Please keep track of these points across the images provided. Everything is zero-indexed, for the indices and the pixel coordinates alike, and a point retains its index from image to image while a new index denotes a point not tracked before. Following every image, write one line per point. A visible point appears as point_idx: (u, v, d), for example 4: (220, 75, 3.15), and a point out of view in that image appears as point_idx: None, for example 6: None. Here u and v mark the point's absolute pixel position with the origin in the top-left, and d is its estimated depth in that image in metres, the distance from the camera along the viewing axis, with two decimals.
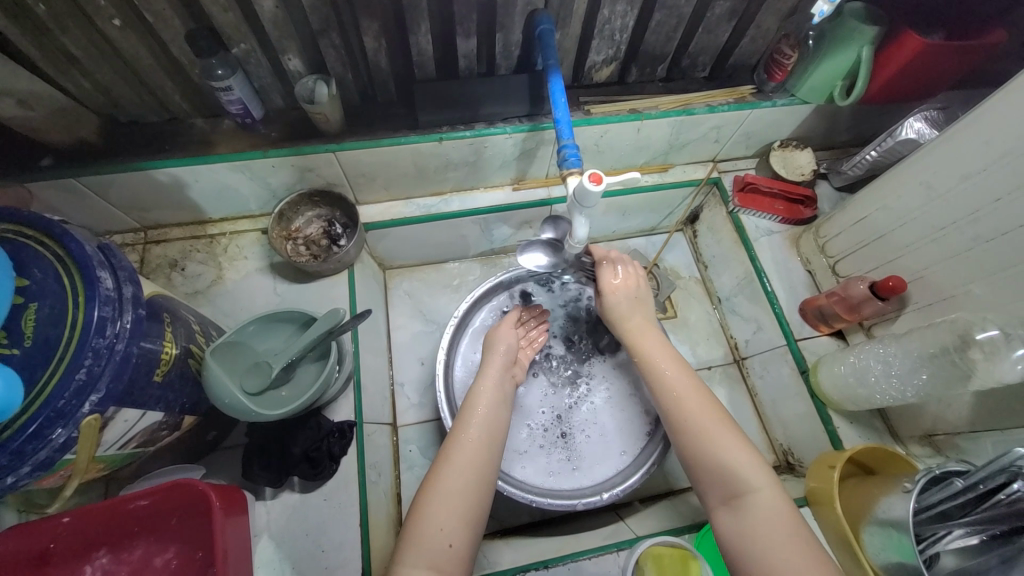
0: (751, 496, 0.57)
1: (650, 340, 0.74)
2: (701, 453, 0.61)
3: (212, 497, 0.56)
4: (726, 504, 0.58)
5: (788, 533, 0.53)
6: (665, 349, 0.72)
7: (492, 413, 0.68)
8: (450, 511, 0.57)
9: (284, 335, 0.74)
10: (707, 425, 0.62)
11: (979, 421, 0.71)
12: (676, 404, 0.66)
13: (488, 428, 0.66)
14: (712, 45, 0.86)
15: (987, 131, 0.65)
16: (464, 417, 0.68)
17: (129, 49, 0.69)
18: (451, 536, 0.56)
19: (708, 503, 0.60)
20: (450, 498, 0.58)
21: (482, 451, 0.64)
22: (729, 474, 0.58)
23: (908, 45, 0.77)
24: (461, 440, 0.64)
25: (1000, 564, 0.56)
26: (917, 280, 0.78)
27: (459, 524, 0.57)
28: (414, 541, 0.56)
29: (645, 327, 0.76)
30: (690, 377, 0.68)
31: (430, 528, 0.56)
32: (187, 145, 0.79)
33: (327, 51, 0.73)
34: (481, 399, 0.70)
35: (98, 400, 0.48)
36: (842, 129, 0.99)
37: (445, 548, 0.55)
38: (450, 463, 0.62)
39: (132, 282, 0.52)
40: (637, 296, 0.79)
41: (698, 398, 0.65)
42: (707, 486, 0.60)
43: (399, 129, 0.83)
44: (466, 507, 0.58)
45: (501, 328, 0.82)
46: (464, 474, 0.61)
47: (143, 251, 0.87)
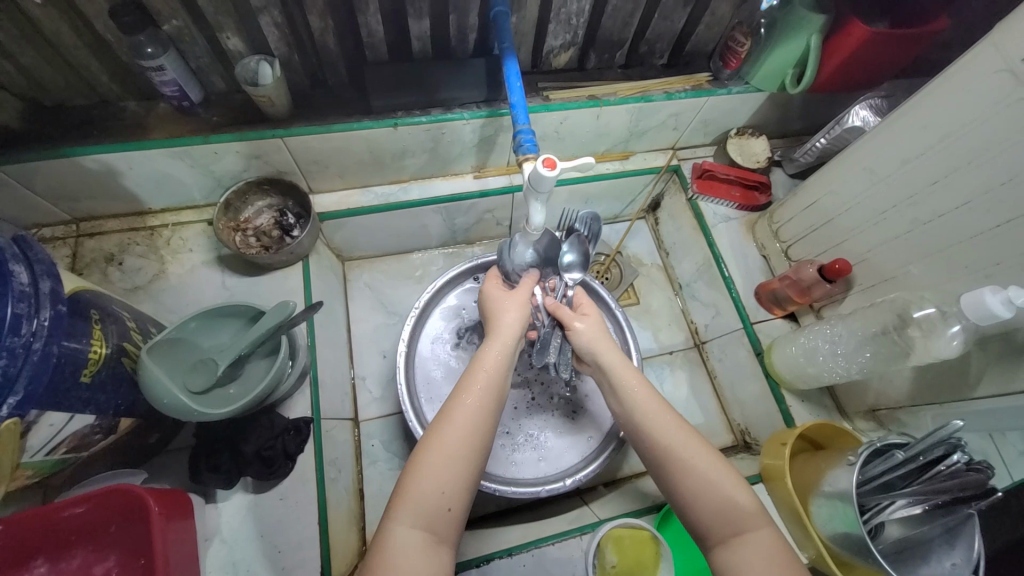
0: (754, 536, 0.54)
1: (624, 367, 0.68)
2: (698, 482, 0.57)
3: (150, 502, 0.53)
4: (722, 543, 0.55)
5: (788, 570, 0.51)
6: (633, 377, 0.67)
7: (497, 380, 0.62)
8: (448, 476, 0.54)
9: (232, 329, 0.70)
10: (683, 443, 0.60)
11: (917, 395, 0.75)
12: (661, 439, 0.60)
13: (495, 393, 0.60)
14: (668, 32, 0.87)
15: (924, 117, 0.67)
16: (464, 381, 0.61)
17: (48, 25, 0.63)
18: (451, 499, 0.53)
19: (703, 540, 0.56)
20: (451, 458, 0.54)
21: (489, 418, 0.59)
22: (727, 509, 0.55)
23: (854, 34, 0.79)
24: (467, 400, 0.59)
25: (944, 534, 0.62)
26: (862, 263, 0.82)
27: (461, 488, 0.54)
28: (410, 500, 0.52)
29: (622, 362, 0.68)
30: (671, 412, 0.63)
31: (429, 491, 0.52)
32: (120, 130, 0.74)
33: (269, 29, 0.70)
34: (488, 367, 0.63)
35: (17, 403, 0.44)
36: (794, 117, 1.02)
37: (442, 511, 0.52)
38: (450, 421, 0.57)
39: (50, 276, 0.48)
40: (599, 335, 0.72)
41: (662, 416, 0.62)
42: (704, 521, 0.56)
43: (351, 115, 0.80)
44: (468, 474, 0.55)
45: (490, 285, 0.77)
46: (467, 435, 0.56)
47: (75, 244, 0.81)
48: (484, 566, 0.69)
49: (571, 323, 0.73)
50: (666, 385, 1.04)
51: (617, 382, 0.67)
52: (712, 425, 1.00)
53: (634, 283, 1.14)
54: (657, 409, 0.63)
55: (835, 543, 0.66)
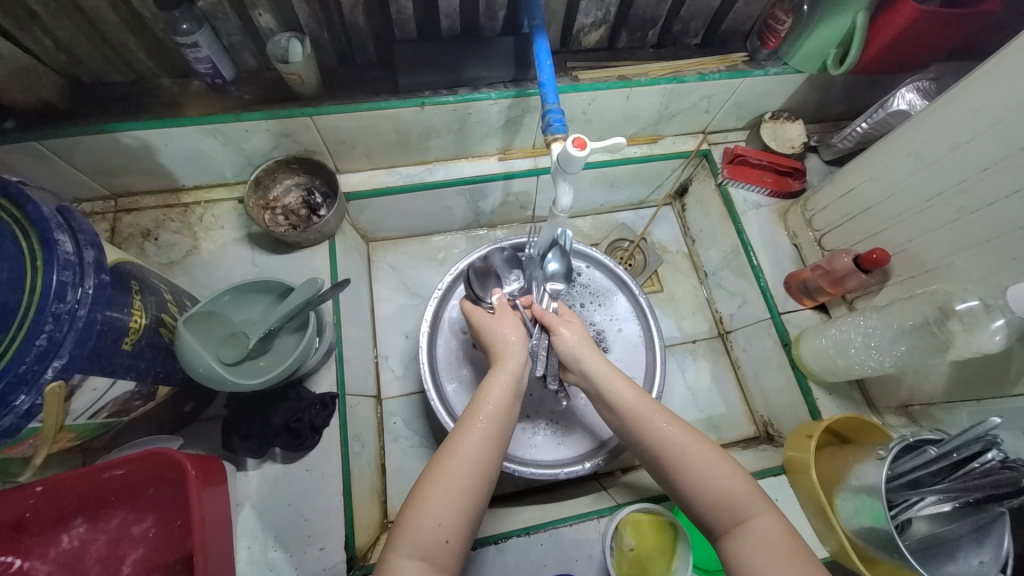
0: (755, 524, 0.53)
1: (610, 372, 0.66)
2: (695, 476, 0.56)
3: (187, 466, 0.55)
4: (726, 534, 0.54)
5: (794, 554, 0.51)
6: (621, 380, 0.65)
7: (502, 411, 0.61)
8: (448, 507, 0.53)
9: (262, 305, 0.72)
10: (674, 436, 0.59)
11: (954, 391, 0.73)
12: (655, 434, 0.60)
13: (497, 421, 0.60)
14: (704, 10, 0.84)
15: (978, 99, 0.63)
16: (468, 412, 0.61)
17: (88, 2, 0.65)
18: (448, 531, 0.52)
19: (710, 533, 0.56)
20: (449, 491, 0.54)
21: (492, 450, 0.58)
22: (730, 501, 0.55)
23: (903, 11, 0.74)
24: (471, 432, 0.58)
25: (972, 532, 0.59)
26: (901, 253, 0.79)
27: (459, 518, 0.53)
28: (409, 531, 0.52)
29: (606, 366, 0.67)
30: (658, 407, 0.62)
31: (427, 521, 0.52)
32: (155, 107, 0.75)
33: (299, 6, 0.69)
34: (494, 396, 0.62)
35: (62, 366, 0.46)
36: (834, 101, 0.97)
37: (440, 542, 0.52)
38: (454, 454, 0.57)
39: (93, 246, 0.50)
40: (584, 341, 0.70)
41: (653, 412, 0.61)
42: (709, 516, 0.56)
43: (379, 94, 0.80)
44: (467, 504, 0.54)
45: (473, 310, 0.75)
46: (469, 469, 0.56)
47: (114, 219, 0.84)
48: (502, 543, 0.70)
49: (557, 328, 0.71)
50: (688, 375, 1.03)
51: (602, 388, 0.65)
52: (734, 415, 0.99)
53: (658, 271, 1.12)
54: (644, 404, 0.62)
55: (860, 538, 0.65)
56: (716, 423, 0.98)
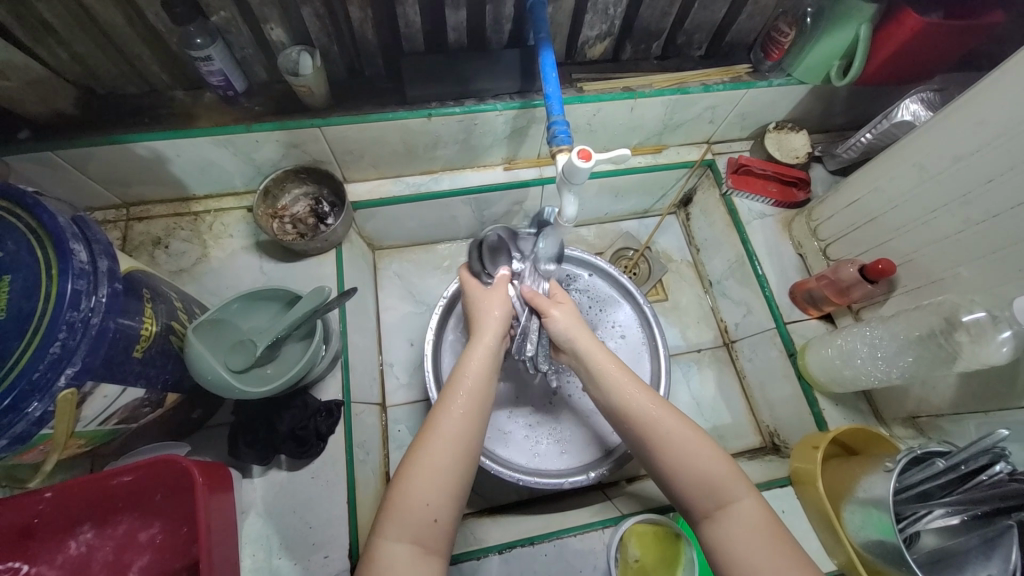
0: (736, 507, 0.54)
1: (597, 352, 0.66)
2: (676, 457, 0.56)
3: (194, 473, 0.56)
4: (707, 517, 0.55)
5: (774, 539, 0.51)
6: (610, 361, 0.65)
7: (481, 387, 0.62)
8: (433, 487, 0.54)
9: (269, 312, 0.73)
10: (656, 416, 0.59)
11: (962, 403, 0.72)
12: (637, 416, 0.60)
13: (476, 400, 0.61)
14: (708, 22, 0.85)
15: (982, 111, 0.64)
16: (447, 390, 0.62)
17: (106, 17, 0.66)
18: (436, 510, 0.54)
19: (690, 515, 0.56)
20: (438, 472, 0.55)
21: (473, 427, 0.59)
22: (712, 484, 0.55)
23: (907, 24, 0.75)
24: (451, 411, 0.59)
25: (980, 545, 0.58)
26: (907, 264, 0.78)
27: (447, 500, 0.55)
28: (397, 512, 0.53)
29: (593, 344, 0.67)
30: (643, 388, 0.62)
31: (414, 500, 0.53)
32: (168, 118, 0.77)
33: (310, 20, 0.71)
34: (471, 373, 0.63)
35: (74, 374, 0.47)
36: (838, 111, 0.98)
37: (429, 522, 0.53)
38: (435, 432, 0.58)
39: (107, 255, 0.51)
40: (575, 321, 0.70)
41: (636, 392, 0.62)
42: (690, 498, 0.56)
43: (386, 105, 0.81)
44: (453, 484, 0.55)
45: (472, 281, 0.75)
46: (452, 446, 0.57)
47: (125, 228, 0.85)
48: (506, 553, 0.70)
49: (547, 310, 0.71)
50: (693, 383, 1.03)
51: (589, 366, 0.66)
52: (739, 425, 0.99)
53: (663, 279, 1.13)
54: (629, 387, 0.62)
55: (869, 551, 0.64)
56: (721, 432, 0.98)
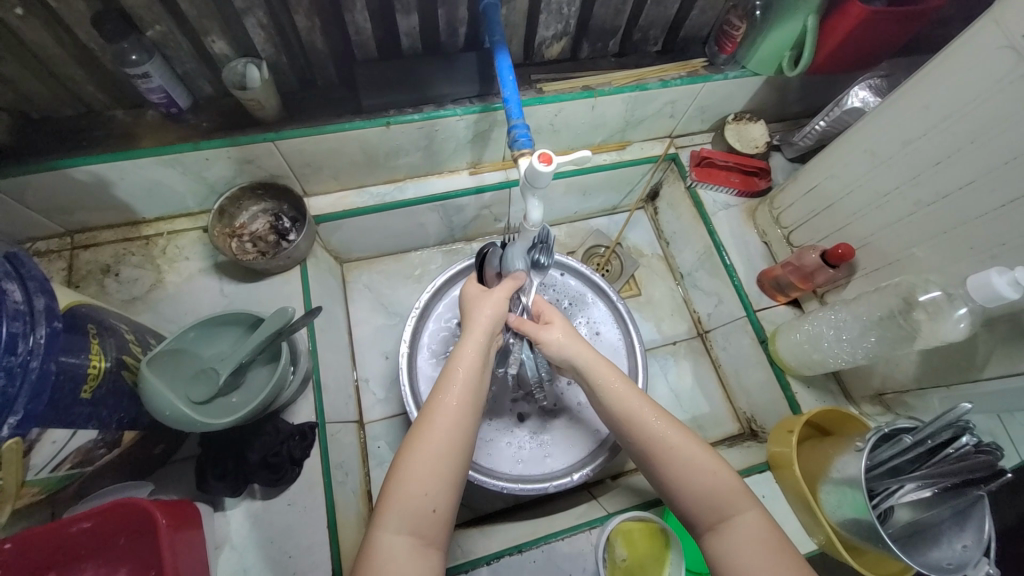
0: (736, 522, 0.54)
1: (600, 365, 0.65)
2: (683, 471, 0.56)
3: (157, 514, 0.53)
4: (711, 530, 0.55)
5: (774, 552, 0.51)
6: (618, 379, 0.64)
7: (475, 377, 0.60)
8: (432, 476, 0.53)
9: (231, 338, 0.70)
10: (661, 427, 0.59)
11: (924, 378, 0.75)
12: (645, 432, 0.59)
13: (470, 392, 0.59)
14: (661, 18, 0.85)
15: (926, 96, 0.66)
16: (442, 378, 0.60)
17: (31, 37, 0.62)
18: (435, 499, 0.52)
19: (693, 527, 0.56)
20: (437, 461, 0.54)
21: (470, 418, 0.58)
22: (717, 497, 0.55)
23: (851, 12, 0.77)
24: (444, 403, 0.58)
25: (953, 517, 0.62)
26: (865, 247, 0.81)
27: (445, 489, 0.53)
28: (395, 504, 0.51)
29: (595, 360, 0.65)
30: (647, 401, 0.62)
31: (413, 492, 0.52)
32: (109, 140, 0.73)
33: (254, 31, 0.68)
34: (465, 358, 0.62)
35: (17, 423, 0.44)
36: (792, 101, 1.00)
37: (427, 512, 0.52)
38: (432, 423, 0.56)
39: (44, 292, 0.47)
40: (570, 335, 0.68)
41: (638, 402, 0.61)
42: (694, 513, 0.56)
43: (343, 115, 0.79)
44: (449, 471, 0.54)
45: (471, 286, 0.72)
46: (450, 436, 0.55)
47: (70, 257, 0.81)
48: (494, 564, 0.69)
49: (538, 333, 0.69)
50: (670, 376, 1.04)
51: (591, 380, 0.64)
52: (718, 414, 1.00)
53: (635, 275, 1.13)
54: (634, 400, 0.61)
55: (845, 530, 0.66)
56: (701, 422, 0.99)
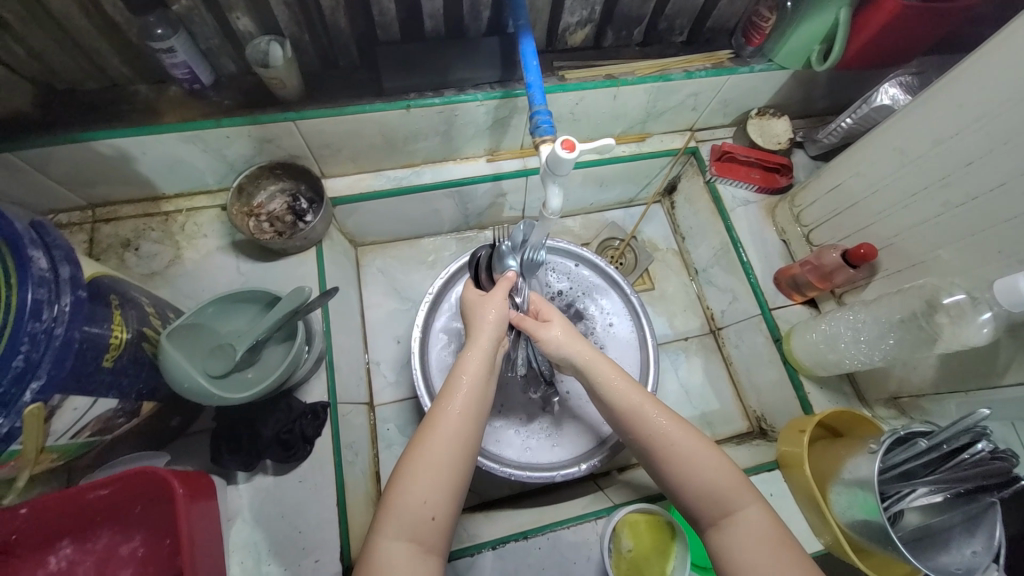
0: (741, 515, 0.54)
1: (601, 363, 0.64)
2: (685, 475, 0.56)
3: (173, 483, 0.54)
4: (715, 525, 0.55)
5: (778, 547, 0.51)
6: (620, 376, 0.63)
7: (480, 385, 0.61)
8: (431, 482, 0.53)
9: (248, 315, 0.70)
10: (664, 431, 0.58)
11: (942, 383, 0.74)
12: (647, 431, 0.59)
13: (474, 401, 0.59)
14: (689, 7, 0.84)
15: (961, 94, 0.64)
16: (448, 386, 0.60)
17: (59, 8, 0.62)
18: (434, 507, 0.53)
19: (698, 523, 0.56)
20: (437, 469, 0.54)
21: (472, 426, 0.58)
22: (718, 494, 0.55)
23: (886, 6, 0.75)
24: (447, 411, 0.58)
25: (964, 523, 0.62)
26: (888, 247, 0.79)
27: (445, 497, 0.54)
28: (396, 509, 0.52)
29: (593, 355, 0.65)
30: (650, 398, 0.61)
31: (413, 500, 0.52)
32: (132, 114, 0.73)
33: (278, 8, 0.68)
34: (471, 370, 0.61)
35: (41, 388, 0.44)
36: (819, 96, 0.98)
37: (427, 519, 0.52)
38: (434, 431, 0.56)
39: (69, 261, 0.48)
40: (571, 334, 0.68)
41: (642, 402, 0.61)
42: (698, 510, 0.56)
43: (363, 97, 0.78)
44: (450, 479, 0.54)
45: (469, 289, 0.72)
46: (451, 444, 0.56)
47: (92, 230, 0.82)
48: (500, 548, 0.69)
49: (539, 330, 0.68)
50: (681, 371, 1.04)
51: (594, 376, 0.64)
52: (727, 411, 1.00)
53: (649, 269, 1.13)
54: (637, 399, 0.61)
55: (855, 531, 0.66)
56: (710, 419, 0.99)
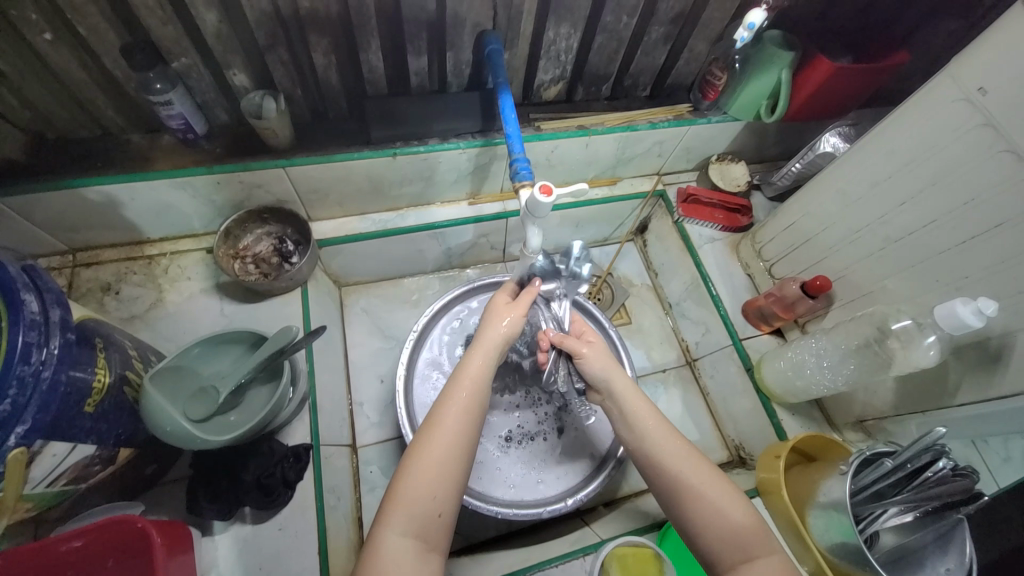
0: (762, 562, 0.54)
1: (634, 397, 0.66)
2: (706, 503, 0.57)
3: (153, 533, 0.52)
4: (732, 569, 0.54)
5: None
6: (651, 415, 0.65)
7: (481, 388, 0.61)
8: (438, 479, 0.54)
9: (233, 356, 0.71)
10: (695, 467, 0.59)
11: (901, 405, 0.78)
12: (672, 467, 0.60)
13: (478, 401, 0.60)
14: (650, 67, 0.93)
15: (889, 144, 0.72)
16: (449, 388, 0.61)
17: (59, 64, 0.65)
18: (442, 505, 0.53)
19: (713, 566, 0.56)
20: (444, 467, 0.55)
21: (473, 426, 0.58)
22: (740, 536, 0.55)
23: (821, 68, 0.85)
24: (452, 409, 0.58)
25: (937, 540, 0.64)
26: (841, 279, 0.86)
27: (450, 495, 0.54)
28: (402, 507, 0.52)
29: (631, 389, 0.67)
30: (680, 438, 0.62)
31: (421, 498, 0.53)
32: (123, 162, 0.75)
33: (275, 67, 0.73)
34: (470, 374, 0.62)
35: (25, 432, 0.44)
36: (770, 144, 1.08)
37: (433, 516, 0.52)
38: (440, 429, 0.57)
39: (60, 305, 0.48)
40: (608, 359, 0.70)
41: (675, 443, 0.62)
42: (713, 550, 0.56)
43: (351, 145, 0.83)
44: (456, 476, 0.55)
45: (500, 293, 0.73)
46: (456, 443, 0.56)
47: (72, 274, 0.81)
48: None
49: (579, 350, 0.70)
50: (661, 403, 1.06)
51: (625, 410, 0.66)
52: (707, 441, 1.02)
53: (626, 304, 1.17)
54: (664, 436, 0.62)
55: (833, 554, 0.67)
56: None
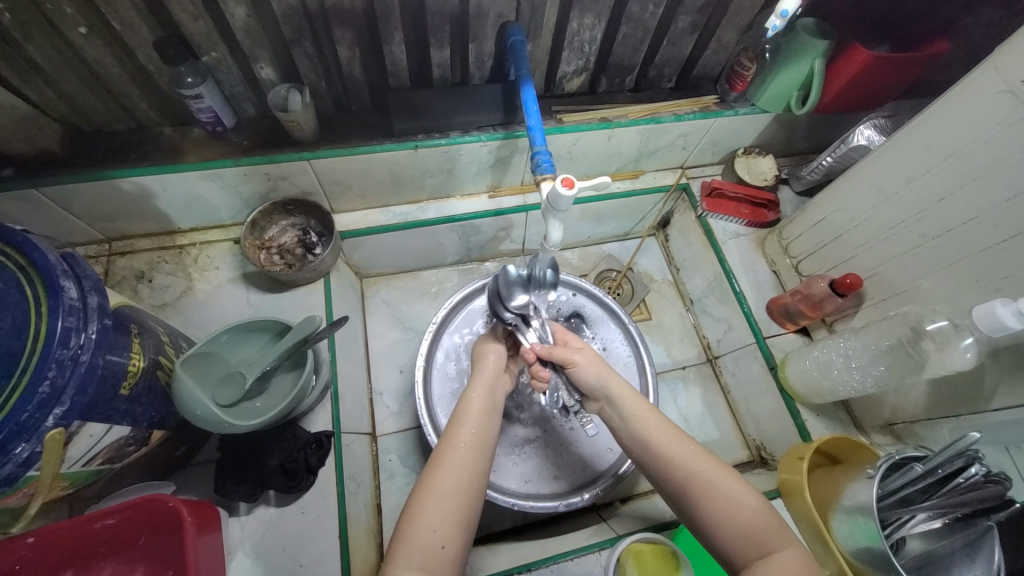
0: (781, 556, 0.53)
1: (633, 398, 0.66)
2: (721, 506, 0.56)
3: (183, 512, 0.55)
4: (749, 567, 0.54)
5: None
6: (653, 416, 0.64)
7: (484, 419, 0.64)
8: (443, 513, 0.55)
9: (259, 344, 0.73)
10: (697, 467, 0.59)
11: (934, 408, 0.76)
12: (677, 467, 0.59)
13: (481, 433, 0.63)
14: (676, 57, 0.90)
15: (928, 136, 0.69)
16: (452, 427, 0.63)
17: (94, 57, 0.67)
18: (444, 536, 0.53)
19: (733, 564, 0.55)
20: (445, 497, 0.56)
21: (477, 458, 0.60)
22: (756, 533, 0.54)
23: (856, 57, 0.82)
24: (454, 444, 0.61)
25: (964, 548, 0.60)
26: (872, 278, 0.83)
27: (455, 525, 0.55)
28: (406, 543, 0.53)
29: (630, 392, 0.67)
30: (682, 434, 0.62)
31: (423, 528, 0.53)
32: (156, 154, 0.78)
33: (300, 60, 0.74)
34: (472, 409, 0.65)
35: (63, 413, 0.46)
36: (800, 137, 1.04)
37: (437, 549, 0.53)
38: (442, 465, 0.58)
39: (97, 291, 0.50)
40: (602, 365, 0.70)
41: (674, 439, 0.62)
42: (731, 550, 0.55)
43: (374, 138, 0.83)
44: (462, 510, 0.56)
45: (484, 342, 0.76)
46: (460, 475, 0.58)
47: (107, 263, 0.85)
48: None
49: (572, 357, 0.70)
50: (680, 400, 1.05)
51: (626, 410, 0.66)
52: (727, 440, 1.01)
53: (646, 299, 1.16)
54: (661, 430, 0.63)
55: (858, 560, 0.65)
56: (710, 448, 1.00)
